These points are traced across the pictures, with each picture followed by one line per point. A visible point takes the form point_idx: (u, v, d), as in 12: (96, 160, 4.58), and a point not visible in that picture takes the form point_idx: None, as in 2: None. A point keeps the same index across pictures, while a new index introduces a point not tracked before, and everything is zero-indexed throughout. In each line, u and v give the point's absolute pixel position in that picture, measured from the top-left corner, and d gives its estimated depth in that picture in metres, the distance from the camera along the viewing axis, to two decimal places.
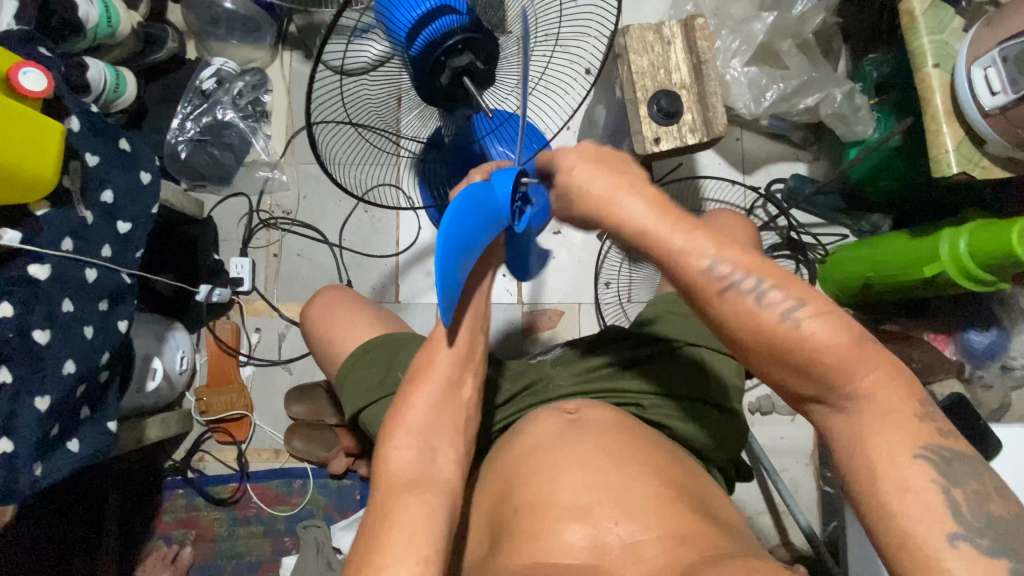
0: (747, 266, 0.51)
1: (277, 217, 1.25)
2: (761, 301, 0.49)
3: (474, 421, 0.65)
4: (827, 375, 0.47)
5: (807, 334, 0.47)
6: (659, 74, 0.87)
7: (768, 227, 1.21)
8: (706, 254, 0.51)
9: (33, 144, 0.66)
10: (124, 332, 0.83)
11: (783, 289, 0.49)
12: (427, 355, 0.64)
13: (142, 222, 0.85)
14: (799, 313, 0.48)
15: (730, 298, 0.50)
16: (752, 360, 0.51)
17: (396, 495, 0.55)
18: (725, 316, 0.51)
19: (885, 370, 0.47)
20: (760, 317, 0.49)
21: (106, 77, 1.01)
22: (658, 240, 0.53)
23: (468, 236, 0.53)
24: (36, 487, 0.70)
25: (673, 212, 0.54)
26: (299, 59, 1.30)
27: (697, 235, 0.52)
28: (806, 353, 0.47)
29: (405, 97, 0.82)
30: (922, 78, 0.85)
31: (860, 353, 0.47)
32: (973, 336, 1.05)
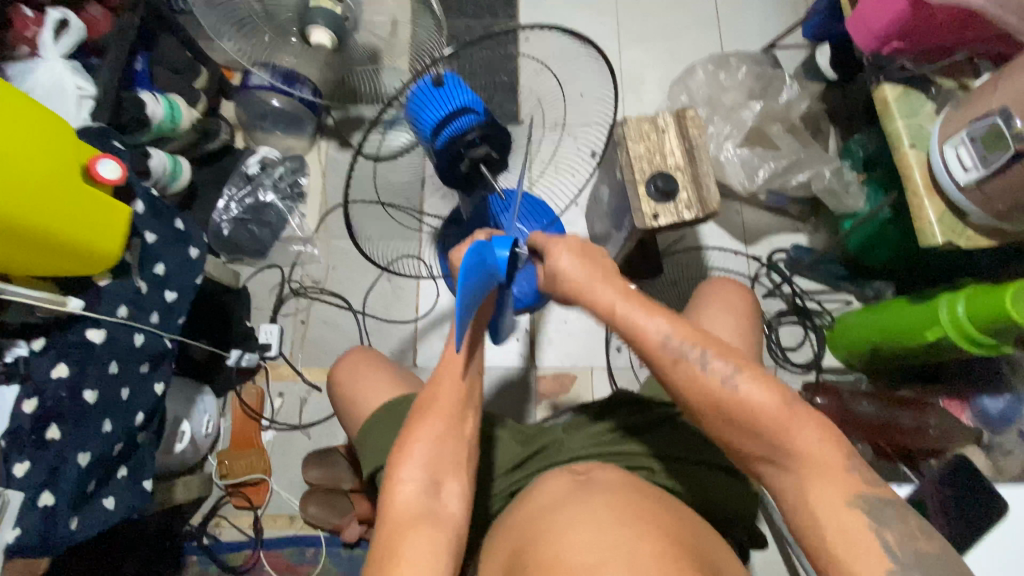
0: (692, 339, 0.59)
1: (307, 286, 1.34)
2: (705, 367, 0.57)
3: (475, 456, 0.67)
4: (767, 433, 0.53)
5: (744, 395, 0.54)
6: (656, 158, 0.96)
7: (772, 294, 1.26)
8: (659, 328, 0.60)
9: (103, 224, 0.76)
10: (159, 395, 0.88)
11: (724, 359, 0.57)
12: (431, 391, 0.67)
13: (187, 291, 0.93)
14: (736, 374, 0.56)
15: (682, 366, 0.58)
16: (704, 421, 0.58)
17: (403, 530, 0.57)
18: (679, 383, 0.58)
19: (816, 429, 0.53)
20: (706, 383, 0.56)
21: (166, 165, 1.14)
22: (623, 318, 0.62)
23: (473, 293, 0.55)
24: (70, 541, 0.73)
25: (633, 293, 0.63)
26: (334, 146, 1.44)
27: (652, 314, 0.61)
28: (744, 414, 0.54)
29: (427, 179, 0.94)
30: (901, 156, 0.93)
31: (790, 414, 0.53)
32: (986, 401, 1.03)
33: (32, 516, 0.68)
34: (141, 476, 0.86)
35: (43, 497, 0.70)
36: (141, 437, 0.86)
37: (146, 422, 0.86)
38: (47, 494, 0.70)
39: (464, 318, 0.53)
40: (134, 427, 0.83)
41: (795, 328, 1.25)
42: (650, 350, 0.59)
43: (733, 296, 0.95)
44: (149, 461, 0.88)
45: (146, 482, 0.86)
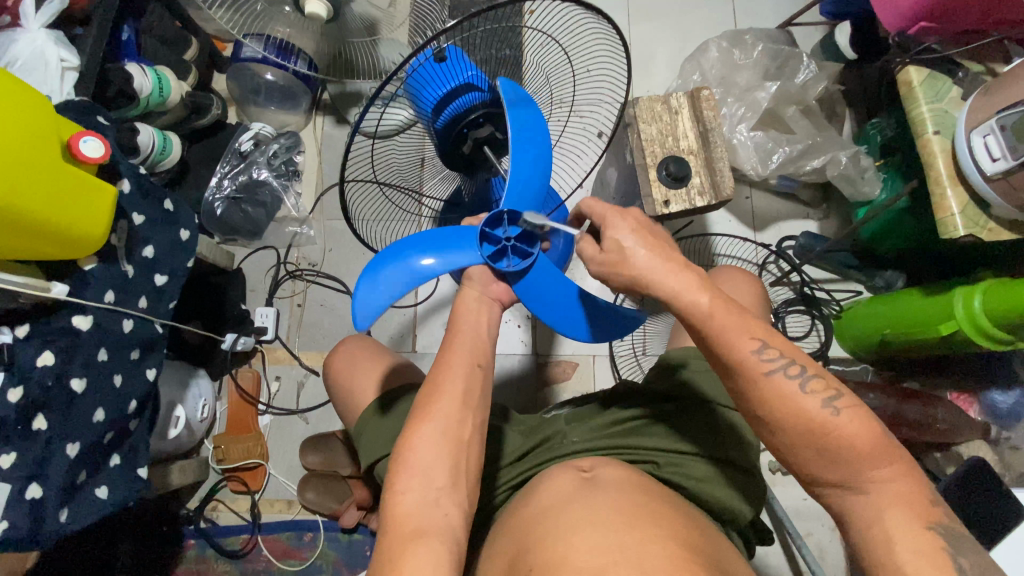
0: (791, 353, 0.54)
1: (303, 268, 1.30)
2: (804, 386, 0.52)
3: (476, 465, 0.64)
4: (853, 462, 0.50)
5: (838, 427, 0.50)
6: (668, 141, 0.92)
7: (780, 283, 1.22)
8: (757, 340, 0.54)
9: (86, 205, 0.72)
10: (151, 381, 0.87)
11: (822, 378, 0.53)
12: (431, 393, 0.65)
13: (178, 275, 0.90)
14: (835, 400, 0.52)
15: (775, 380, 0.53)
16: (784, 442, 0.53)
17: (401, 545, 0.55)
18: (765, 397, 0.53)
19: (901, 468, 0.50)
20: (801, 403, 0.52)
21: (155, 141, 1.09)
22: (714, 322, 0.55)
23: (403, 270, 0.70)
24: (62, 532, 0.72)
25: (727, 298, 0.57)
26: (331, 122, 1.40)
27: (749, 323, 0.55)
28: (837, 441, 0.50)
29: (429, 160, 0.89)
30: (924, 144, 0.88)
31: (884, 446, 0.50)
32: (997, 396, 1.02)
33: (19, 509, 0.66)
34: (136, 463, 0.85)
35: (31, 489, 0.68)
36: (132, 423, 0.85)
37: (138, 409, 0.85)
38: (35, 486, 0.68)
39: (384, 288, 0.69)
40: (126, 414, 0.82)
41: (802, 316, 1.21)
42: (740, 354, 0.54)
43: (743, 282, 0.92)
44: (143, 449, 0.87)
45: (139, 469, 0.85)
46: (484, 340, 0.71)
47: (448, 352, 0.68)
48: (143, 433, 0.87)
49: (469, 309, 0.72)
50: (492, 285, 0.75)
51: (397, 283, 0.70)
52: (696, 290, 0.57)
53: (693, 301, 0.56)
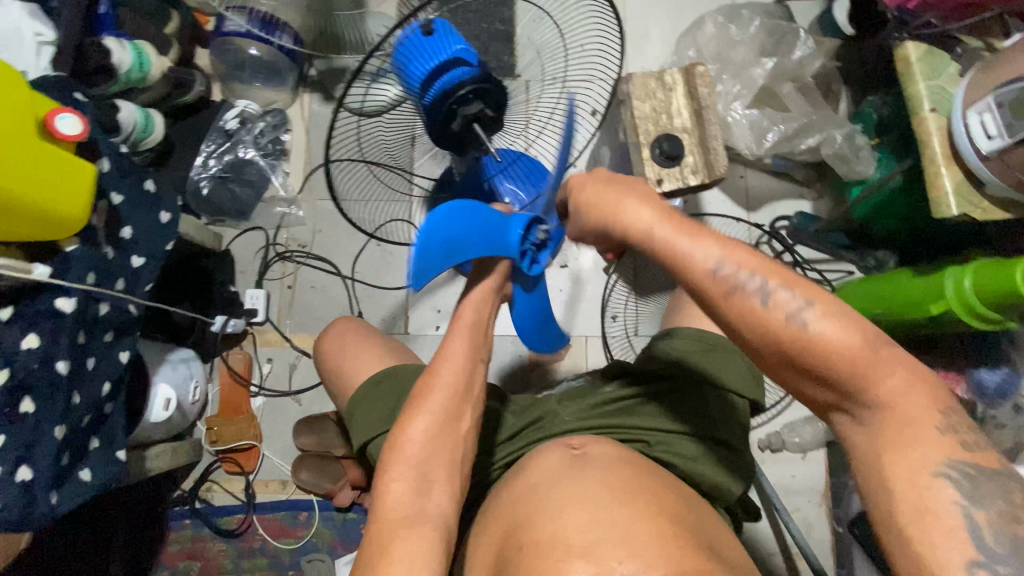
0: (753, 267, 0.52)
1: (292, 250, 1.29)
2: (767, 302, 0.51)
3: (469, 458, 0.65)
4: (842, 379, 0.49)
5: (819, 334, 0.49)
6: (662, 119, 0.91)
7: (773, 263, 1.22)
8: (712, 255, 0.53)
9: (66, 185, 0.70)
10: (125, 363, 0.85)
11: (790, 289, 0.51)
12: (429, 382, 0.66)
13: (155, 257, 0.88)
14: (807, 310, 0.50)
15: (738, 299, 0.52)
16: (770, 364, 0.53)
17: (393, 531, 0.55)
18: (734, 315, 0.52)
19: (904, 375, 0.48)
20: (769, 317, 0.51)
21: (136, 119, 1.06)
22: (663, 239, 0.56)
23: (459, 238, 0.61)
24: (52, 514, 0.72)
25: (678, 217, 0.56)
26: (318, 100, 1.35)
27: (701, 238, 0.54)
28: (818, 353, 0.49)
29: (419, 139, 0.87)
30: (920, 122, 0.87)
31: (872, 354, 0.48)
32: (984, 374, 1.02)
33: (9, 492, 0.66)
34: (114, 447, 0.84)
35: (20, 472, 0.67)
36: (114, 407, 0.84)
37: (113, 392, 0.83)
38: (23, 469, 0.68)
39: (443, 255, 0.60)
40: (100, 398, 0.80)
41: None
42: (698, 279, 0.53)
43: None
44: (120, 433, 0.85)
45: (118, 452, 0.84)
46: (486, 330, 0.71)
47: (446, 342, 0.68)
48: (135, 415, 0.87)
49: (478, 294, 0.71)
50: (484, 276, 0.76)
51: (453, 250, 0.61)
52: (648, 220, 0.57)
53: (645, 226, 0.57)
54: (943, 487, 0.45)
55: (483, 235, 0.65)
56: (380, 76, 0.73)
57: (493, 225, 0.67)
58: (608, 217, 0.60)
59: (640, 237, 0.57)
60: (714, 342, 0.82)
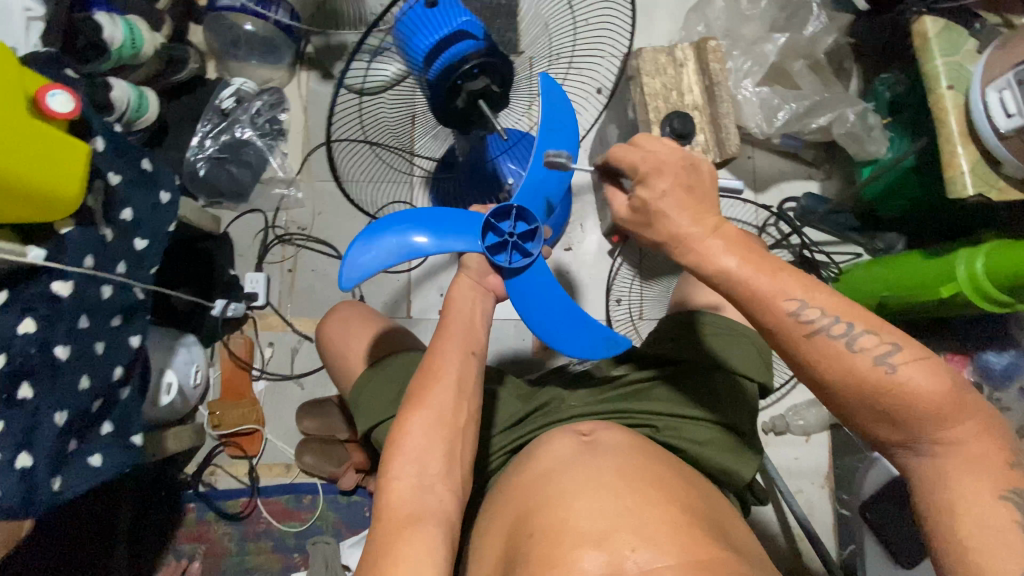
0: (837, 309, 0.51)
1: (292, 232, 1.27)
2: (853, 345, 0.51)
3: (469, 451, 0.64)
4: (915, 421, 0.50)
5: (903, 380, 0.49)
6: (672, 96, 0.88)
7: (780, 245, 1.20)
8: (795, 297, 0.52)
9: (59, 165, 0.68)
10: (136, 347, 0.85)
11: (876, 334, 0.51)
12: (426, 376, 0.64)
13: (158, 239, 0.87)
14: (893, 356, 0.50)
15: (819, 342, 0.51)
16: (845, 403, 0.53)
17: (396, 532, 0.55)
18: (815, 358, 0.52)
19: (978, 420, 0.49)
20: (853, 361, 0.50)
21: (130, 98, 1.03)
22: (744, 281, 0.53)
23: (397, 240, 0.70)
24: (55, 500, 0.71)
25: (760, 255, 0.54)
26: (316, 78, 1.31)
27: (782, 277, 0.53)
28: (899, 398, 0.49)
29: (420, 117, 0.83)
30: (936, 99, 0.85)
31: (958, 400, 0.49)
32: (990, 357, 1.02)
33: (10, 478, 0.65)
34: (130, 431, 0.84)
35: (21, 458, 0.67)
36: (121, 390, 0.83)
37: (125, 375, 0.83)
38: (24, 455, 0.67)
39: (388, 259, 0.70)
40: (112, 381, 0.80)
41: None
42: (778, 321, 0.52)
43: None
44: (134, 417, 0.86)
45: (134, 437, 0.85)
46: (478, 321, 0.70)
47: (440, 335, 0.67)
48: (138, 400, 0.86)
49: (463, 288, 0.72)
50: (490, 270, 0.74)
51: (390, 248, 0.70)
52: (718, 251, 0.54)
53: (717, 264, 0.54)
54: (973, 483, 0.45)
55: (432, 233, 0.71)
56: (382, 52, 0.72)
57: (442, 224, 0.72)
58: (676, 236, 0.56)
59: (715, 279, 0.55)
60: (740, 329, 0.79)
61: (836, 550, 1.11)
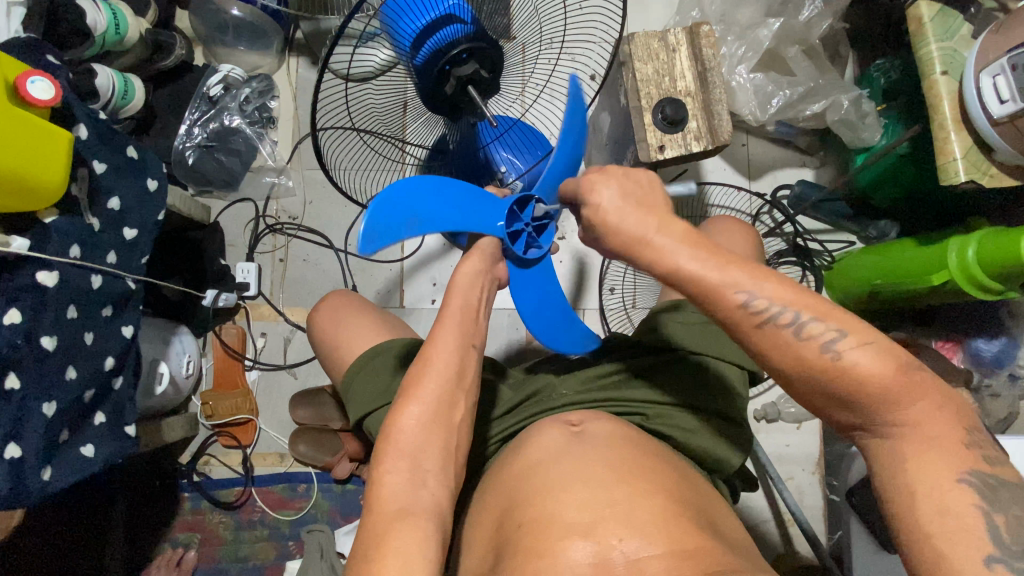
0: (785, 299, 0.52)
1: (284, 222, 1.26)
2: (800, 333, 0.51)
3: (464, 444, 0.64)
4: (868, 404, 0.49)
5: (851, 365, 0.49)
6: (664, 82, 0.87)
7: (773, 234, 1.20)
8: (743, 288, 0.53)
9: (41, 153, 0.66)
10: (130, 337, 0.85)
11: (822, 320, 0.51)
12: (421, 369, 0.63)
13: (147, 228, 0.86)
14: (841, 341, 0.50)
15: (769, 331, 0.52)
16: (798, 387, 0.53)
17: (388, 525, 0.55)
18: (762, 347, 0.53)
19: (932, 401, 0.48)
20: (800, 350, 0.51)
21: (115, 84, 1.01)
22: (690, 275, 0.55)
23: (425, 209, 0.65)
24: (46, 491, 0.71)
25: (706, 246, 0.56)
26: (305, 65, 1.30)
27: (731, 269, 0.54)
28: (848, 383, 0.49)
29: (411, 105, 0.82)
30: (930, 85, 0.84)
31: (908, 382, 0.48)
32: (981, 344, 1.03)
33: None
34: (123, 421, 0.84)
35: (8, 449, 0.66)
36: (115, 381, 0.83)
37: (117, 365, 0.83)
38: (12, 446, 0.66)
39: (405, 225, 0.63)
40: (104, 371, 0.80)
41: (794, 267, 1.19)
42: (728, 311, 0.53)
43: (740, 233, 0.90)
44: (130, 407, 0.86)
45: (128, 428, 0.85)
46: (478, 312, 0.68)
47: (438, 326, 0.66)
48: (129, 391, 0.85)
49: (465, 277, 0.68)
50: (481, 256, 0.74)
51: (416, 215, 0.64)
52: (674, 249, 0.56)
53: (669, 263, 0.56)
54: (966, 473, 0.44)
55: (458, 210, 0.69)
56: (370, 37, 0.70)
57: (467, 201, 0.70)
58: (634, 240, 0.59)
59: (665, 269, 0.57)
60: None
61: (826, 535, 1.13)
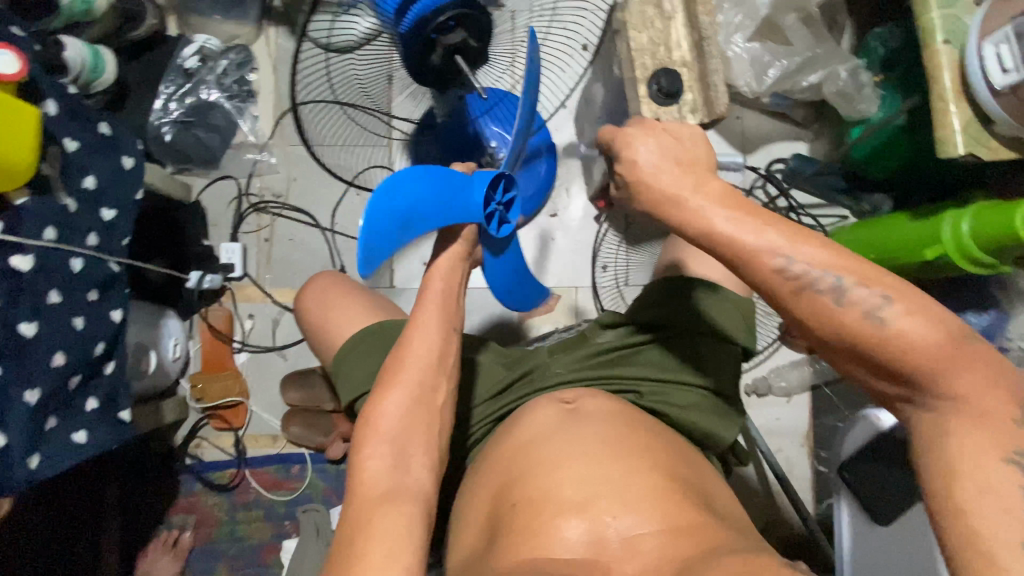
0: (824, 261, 0.50)
1: (267, 200, 1.22)
2: (842, 300, 0.49)
3: (448, 428, 0.64)
4: (914, 375, 0.47)
5: (895, 332, 0.47)
6: (660, 51, 0.84)
7: (767, 208, 1.19)
8: (782, 253, 0.51)
9: (8, 130, 0.63)
10: (118, 322, 0.82)
11: (867, 286, 0.49)
12: (400, 355, 0.63)
13: (127, 209, 0.82)
14: (884, 305, 0.48)
15: (842, 310, 0.49)
16: (838, 359, 0.52)
17: (370, 511, 0.54)
18: (803, 315, 0.51)
19: (982, 372, 0.46)
20: (842, 316, 0.49)
21: (84, 57, 0.94)
22: (728, 240, 0.52)
23: (417, 210, 0.55)
24: (32, 479, 0.69)
25: (746, 206, 0.53)
26: (285, 35, 1.25)
27: (768, 232, 0.51)
28: (894, 351, 0.47)
29: (396, 78, 0.78)
30: (930, 55, 0.82)
31: (955, 351, 0.46)
32: (971, 317, 1.03)
33: None
34: (116, 407, 0.82)
35: None
36: (105, 365, 0.81)
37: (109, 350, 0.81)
38: None
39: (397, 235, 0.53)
40: (94, 357, 0.78)
41: None
42: (766, 277, 0.51)
43: None
44: (122, 392, 0.84)
45: (122, 413, 0.83)
46: (459, 295, 0.67)
47: (419, 312, 0.65)
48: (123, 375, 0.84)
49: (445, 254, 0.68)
50: None
51: (410, 227, 0.54)
52: (709, 212, 0.53)
53: (705, 224, 0.53)
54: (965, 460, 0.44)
55: (442, 201, 0.57)
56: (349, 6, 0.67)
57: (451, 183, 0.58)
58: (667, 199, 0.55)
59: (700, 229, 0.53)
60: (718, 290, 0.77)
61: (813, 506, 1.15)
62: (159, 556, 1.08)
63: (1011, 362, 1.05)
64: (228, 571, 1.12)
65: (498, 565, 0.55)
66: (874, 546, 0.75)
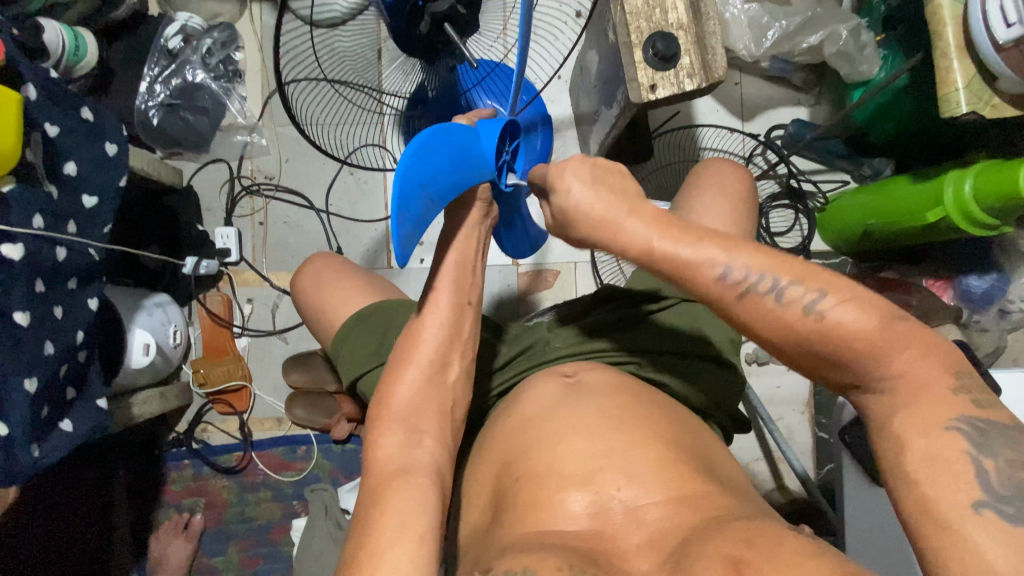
0: (760, 265, 0.53)
1: (259, 182, 1.20)
2: (781, 299, 0.51)
3: (462, 404, 0.65)
4: (860, 360, 0.48)
5: (835, 323, 0.49)
6: (656, 14, 0.81)
7: (766, 176, 1.17)
8: (719, 262, 0.53)
9: None
10: (95, 310, 0.81)
11: (803, 283, 0.51)
12: (412, 332, 0.64)
13: (108, 195, 0.81)
14: (780, 281, 0.52)
15: (750, 300, 0.52)
16: (789, 354, 0.52)
17: (384, 481, 0.55)
18: (749, 317, 0.53)
19: (919, 349, 0.48)
20: (783, 315, 0.51)
21: (64, 40, 0.91)
22: (665, 254, 0.55)
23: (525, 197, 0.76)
24: (37, 467, 0.69)
25: (675, 226, 0.56)
26: (269, 10, 1.21)
27: (703, 244, 0.55)
28: (839, 338, 0.49)
29: (385, 49, 0.76)
30: (933, 10, 0.79)
31: (890, 335, 0.48)
32: (972, 281, 1.04)
33: None
34: (95, 396, 0.80)
35: None
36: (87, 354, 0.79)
37: (87, 339, 0.79)
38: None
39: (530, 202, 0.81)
40: (76, 345, 0.76)
41: (786, 211, 1.17)
42: (707, 288, 0.53)
43: (734, 177, 0.87)
44: (99, 382, 0.81)
45: (100, 401, 0.81)
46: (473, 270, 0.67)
47: (432, 287, 0.66)
48: (97, 366, 0.81)
49: (452, 229, 0.66)
50: (479, 207, 0.68)
51: (430, 193, 0.51)
52: (646, 232, 0.56)
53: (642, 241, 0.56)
54: (963, 430, 0.45)
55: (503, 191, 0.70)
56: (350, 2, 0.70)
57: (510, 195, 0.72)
58: (604, 225, 0.58)
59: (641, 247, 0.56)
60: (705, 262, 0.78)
61: (815, 472, 1.16)
62: (172, 537, 1.10)
63: (1015, 325, 1.04)
64: (240, 552, 1.14)
65: (504, 537, 0.56)
66: (870, 512, 0.76)
